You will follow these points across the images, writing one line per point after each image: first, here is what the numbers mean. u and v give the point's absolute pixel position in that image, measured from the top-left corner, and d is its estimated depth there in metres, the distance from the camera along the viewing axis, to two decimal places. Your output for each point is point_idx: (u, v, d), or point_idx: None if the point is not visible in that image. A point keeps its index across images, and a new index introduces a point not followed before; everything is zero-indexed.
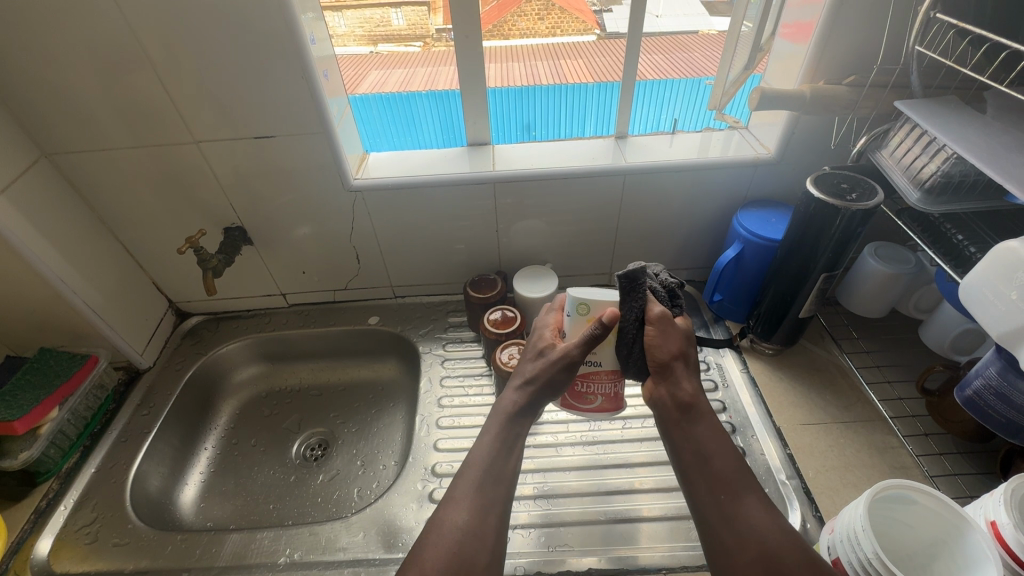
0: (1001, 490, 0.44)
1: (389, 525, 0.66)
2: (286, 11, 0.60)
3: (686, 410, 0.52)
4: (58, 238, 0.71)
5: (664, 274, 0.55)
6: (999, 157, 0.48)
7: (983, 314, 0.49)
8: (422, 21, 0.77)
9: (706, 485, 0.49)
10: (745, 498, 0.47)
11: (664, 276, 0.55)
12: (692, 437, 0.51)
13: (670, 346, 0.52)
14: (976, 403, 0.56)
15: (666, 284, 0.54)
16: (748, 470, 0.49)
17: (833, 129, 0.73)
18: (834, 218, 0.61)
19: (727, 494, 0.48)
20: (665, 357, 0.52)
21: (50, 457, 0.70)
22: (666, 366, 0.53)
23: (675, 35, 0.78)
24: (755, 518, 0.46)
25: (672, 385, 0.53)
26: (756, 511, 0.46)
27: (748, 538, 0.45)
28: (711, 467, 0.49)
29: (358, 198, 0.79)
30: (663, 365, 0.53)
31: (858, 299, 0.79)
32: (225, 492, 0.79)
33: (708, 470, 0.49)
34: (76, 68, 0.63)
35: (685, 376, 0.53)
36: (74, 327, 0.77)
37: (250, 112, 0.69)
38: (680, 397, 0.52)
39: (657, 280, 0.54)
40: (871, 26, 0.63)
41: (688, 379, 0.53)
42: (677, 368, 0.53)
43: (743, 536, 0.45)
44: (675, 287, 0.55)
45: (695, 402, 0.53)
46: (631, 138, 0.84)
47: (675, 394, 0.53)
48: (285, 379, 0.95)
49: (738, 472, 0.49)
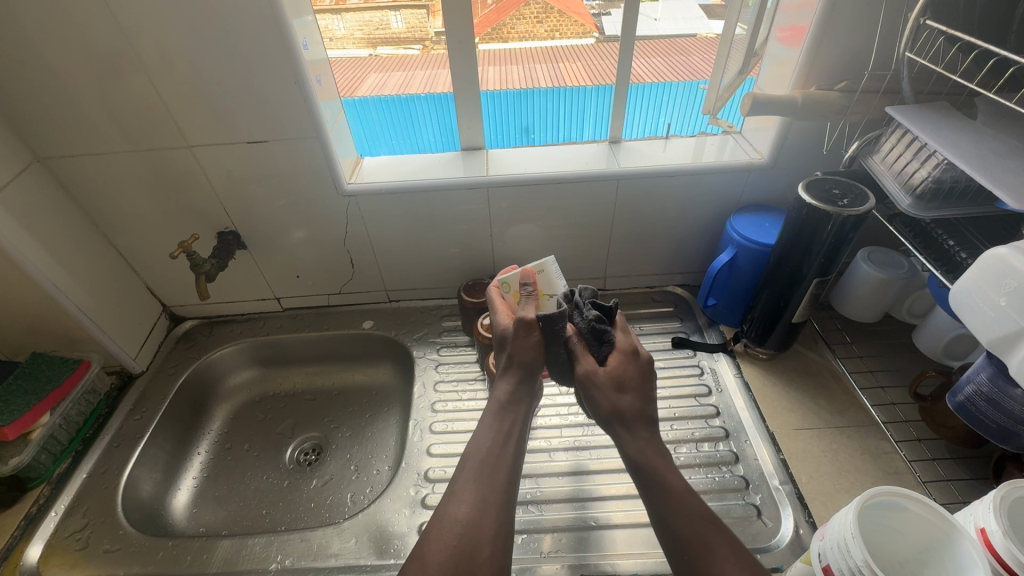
0: (991, 496, 0.44)
1: (382, 531, 0.65)
2: (279, 16, 0.60)
3: (642, 467, 0.50)
4: (51, 243, 0.71)
5: (586, 312, 0.59)
6: (989, 164, 0.48)
7: (973, 321, 0.48)
8: (422, 24, 0.75)
9: (675, 550, 0.46)
10: (713, 554, 0.44)
11: (585, 314, 0.59)
12: (655, 497, 0.49)
13: (606, 400, 0.54)
14: (968, 409, 0.56)
15: (587, 327, 0.58)
16: (711, 523, 0.46)
17: (826, 135, 0.73)
18: (826, 223, 0.61)
19: (693, 554, 0.44)
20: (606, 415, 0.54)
21: (41, 462, 0.70)
22: (610, 423, 0.54)
23: (673, 38, 0.78)
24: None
25: (621, 444, 0.52)
26: (725, 567, 0.43)
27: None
28: (674, 528, 0.46)
29: (351, 202, 0.79)
30: (608, 422, 0.54)
31: (851, 303, 0.79)
32: (218, 497, 0.79)
33: (670, 531, 0.46)
34: (69, 73, 0.63)
35: (631, 430, 0.52)
36: (67, 331, 0.77)
37: (243, 116, 0.69)
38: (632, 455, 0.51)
39: (577, 325, 0.58)
40: (863, 32, 0.64)
41: (636, 436, 0.52)
42: (619, 425, 0.53)
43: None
44: (597, 323, 0.58)
45: (648, 454, 0.51)
46: (625, 143, 0.84)
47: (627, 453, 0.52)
48: (280, 383, 0.95)
49: (702, 527, 0.46)
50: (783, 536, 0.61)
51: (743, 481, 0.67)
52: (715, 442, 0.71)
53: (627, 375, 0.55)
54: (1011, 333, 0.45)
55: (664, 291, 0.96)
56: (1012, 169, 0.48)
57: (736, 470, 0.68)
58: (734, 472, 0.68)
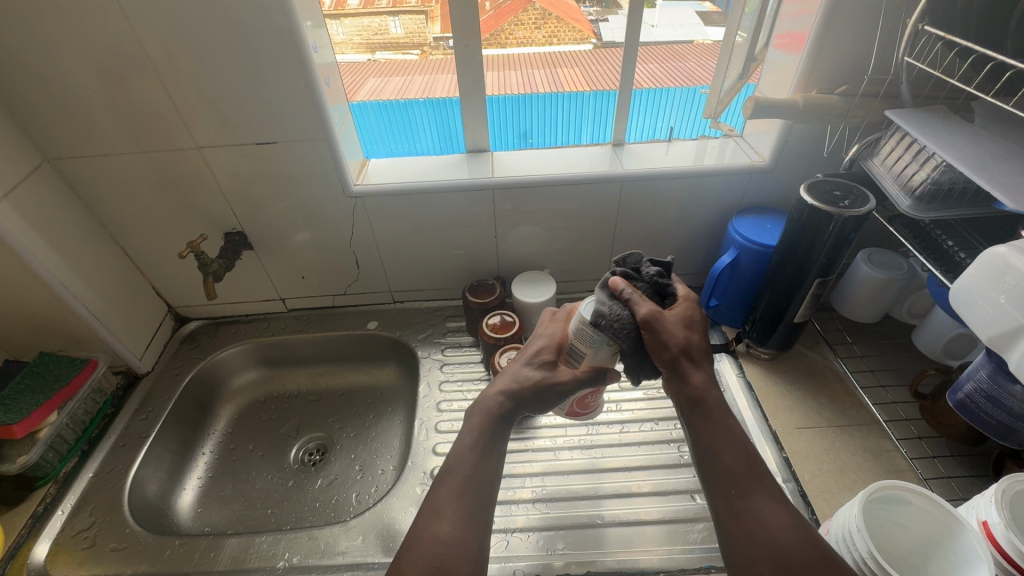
0: (992, 490, 0.45)
1: (389, 528, 0.66)
2: (289, 19, 0.61)
3: (697, 402, 0.49)
4: (59, 242, 0.71)
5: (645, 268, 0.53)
6: (987, 166, 0.50)
7: (973, 318, 0.49)
8: (421, 29, 0.78)
9: (716, 483, 0.47)
10: (756, 494, 0.45)
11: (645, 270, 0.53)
12: (704, 429, 0.49)
13: (678, 338, 0.49)
14: (968, 406, 0.57)
15: (648, 281, 0.52)
16: (758, 462, 0.47)
17: (826, 138, 0.74)
18: (828, 223, 0.62)
19: (736, 489, 0.46)
20: (673, 353, 0.49)
21: (47, 461, 0.70)
22: (675, 362, 0.49)
23: (670, 44, 0.79)
24: (767, 516, 0.44)
25: (679, 380, 0.50)
26: (766, 505, 0.45)
27: (757, 536, 0.44)
28: (719, 463, 0.47)
29: (358, 204, 0.80)
30: (672, 361, 0.49)
31: (851, 304, 0.80)
32: (223, 497, 0.79)
33: (717, 466, 0.47)
34: (81, 74, 0.63)
35: (695, 367, 0.50)
36: (74, 331, 0.77)
37: (251, 117, 0.69)
38: (688, 389, 0.49)
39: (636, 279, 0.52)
40: (861, 37, 0.65)
41: (698, 371, 0.50)
42: (684, 362, 0.49)
43: (753, 535, 0.44)
44: (658, 278, 0.52)
45: (706, 392, 0.49)
46: (628, 145, 0.86)
47: (686, 386, 0.49)
48: (284, 383, 0.95)
49: (749, 466, 0.47)
50: None
51: None
52: None
53: (695, 316, 0.52)
54: (1010, 329, 0.46)
55: None
56: (1008, 170, 0.49)
57: None
58: None
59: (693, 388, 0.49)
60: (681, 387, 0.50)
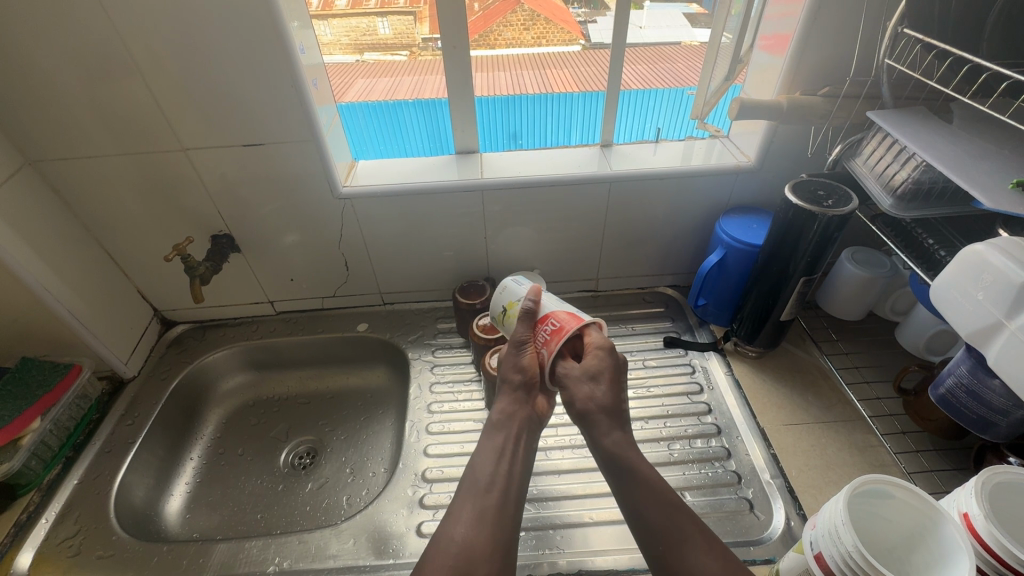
0: (972, 483, 0.46)
1: (380, 531, 0.65)
2: (275, 19, 0.61)
3: (615, 458, 0.51)
4: (42, 246, 0.70)
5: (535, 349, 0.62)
6: (964, 166, 0.51)
7: (954, 314, 0.51)
8: (408, 31, 0.78)
9: (649, 544, 0.47)
10: (686, 544, 0.45)
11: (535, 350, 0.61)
12: (625, 486, 0.50)
13: (579, 394, 0.55)
14: (948, 401, 0.58)
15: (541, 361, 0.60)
16: (678, 512, 0.47)
17: (810, 138, 0.75)
18: (812, 222, 0.63)
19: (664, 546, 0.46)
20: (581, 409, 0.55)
21: (31, 469, 0.69)
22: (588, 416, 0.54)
23: (658, 45, 0.80)
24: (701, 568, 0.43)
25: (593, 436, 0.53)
26: (699, 559, 0.44)
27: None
28: (645, 524, 0.47)
29: (347, 205, 0.80)
30: (582, 414, 0.55)
31: (836, 301, 0.81)
32: (211, 503, 0.78)
33: (643, 526, 0.47)
34: (63, 75, 0.63)
35: (607, 426, 0.53)
36: (58, 336, 0.76)
37: (238, 119, 0.69)
38: (605, 444, 0.52)
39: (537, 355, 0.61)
40: (844, 39, 0.66)
41: (609, 429, 0.53)
42: (597, 418, 0.54)
43: None
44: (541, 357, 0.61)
45: (624, 449, 0.51)
46: (616, 146, 0.86)
47: (601, 445, 0.52)
48: (273, 386, 0.94)
49: (670, 517, 0.47)
50: (774, 529, 0.62)
51: (736, 475, 0.69)
52: (708, 438, 0.73)
53: (603, 368, 0.56)
54: (987, 326, 0.47)
55: (655, 291, 0.98)
56: (985, 169, 0.51)
57: (728, 465, 0.70)
58: (727, 467, 0.70)
59: (608, 445, 0.52)
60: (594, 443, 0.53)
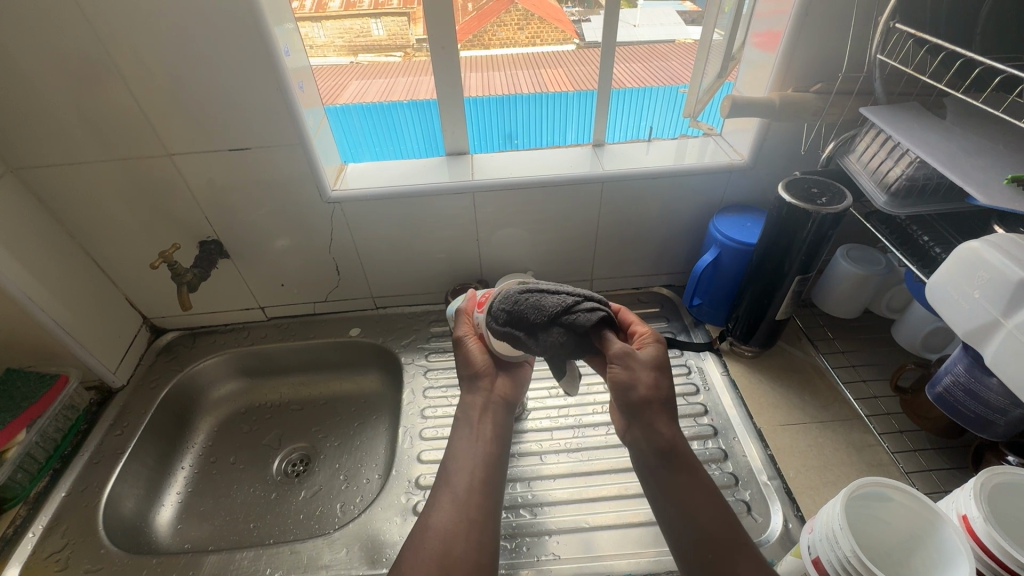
0: (971, 484, 0.46)
1: (373, 540, 0.65)
2: (259, 22, 0.60)
3: (673, 460, 0.49)
4: (26, 255, 0.69)
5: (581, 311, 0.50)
6: (960, 162, 0.50)
7: (950, 313, 0.50)
8: (402, 32, 0.77)
9: (697, 546, 0.46)
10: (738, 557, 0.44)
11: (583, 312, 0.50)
12: (677, 486, 0.48)
13: (642, 382, 0.49)
14: (946, 400, 0.58)
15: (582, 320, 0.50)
16: (737, 525, 0.46)
17: (803, 136, 0.75)
18: (806, 221, 0.63)
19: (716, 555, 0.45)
20: (635, 402, 0.49)
21: (16, 482, 0.68)
22: (640, 410, 0.49)
23: (652, 44, 0.80)
24: None
25: (648, 430, 0.49)
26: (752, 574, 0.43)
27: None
28: (700, 529, 0.46)
29: (336, 209, 0.78)
30: (635, 409, 0.49)
31: (832, 299, 0.80)
32: (203, 512, 0.77)
33: (695, 530, 0.46)
34: (42, 80, 0.61)
35: (665, 420, 0.50)
36: (44, 346, 0.75)
37: (224, 123, 0.68)
38: (663, 441, 0.49)
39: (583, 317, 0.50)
40: (837, 35, 0.65)
41: (665, 423, 0.50)
42: (655, 414, 0.49)
43: None
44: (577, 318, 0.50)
45: (682, 448, 0.49)
46: (609, 145, 0.85)
47: (657, 440, 0.49)
48: (265, 393, 0.93)
49: (726, 529, 0.46)
50: (772, 531, 0.62)
51: (732, 477, 0.68)
52: (704, 439, 0.72)
53: (664, 357, 0.51)
54: (984, 324, 0.46)
55: (650, 291, 0.97)
56: (980, 165, 0.50)
57: (725, 467, 0.69)
58: (724, 468, 0.69)
59: (666, 444, 0.49)
60: (644, 436, 0.50)
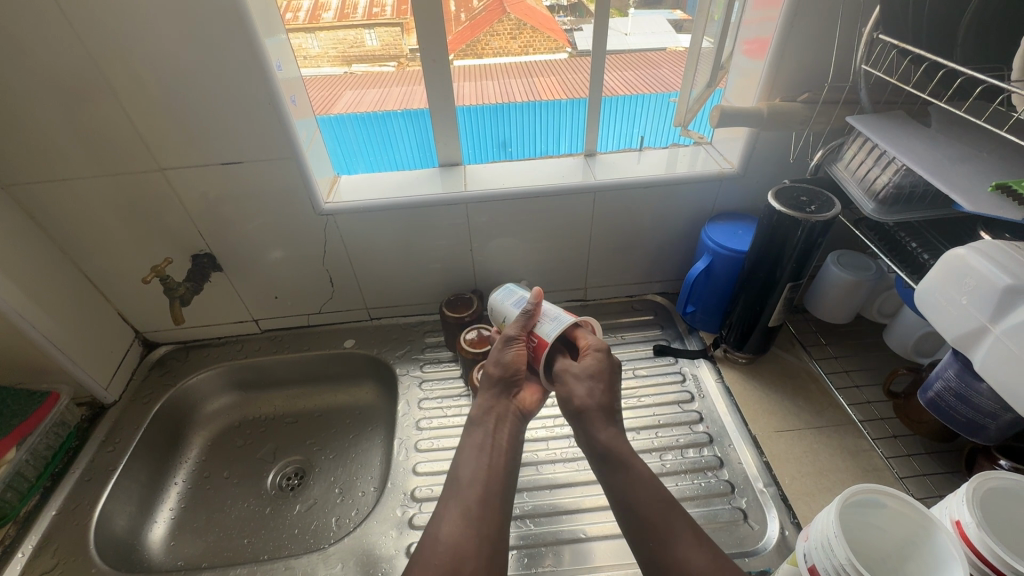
0: (964, 490, 0.46)
1: (368, 554, 0.64)
2: (252, 38, 0.60)
3: (608, 453, 0.52)
4: (16, 272, 0.69)
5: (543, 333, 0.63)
6: (944, 169, 0.51)
7: (938, 319, 0.50)
8: (397, 42, 0.76)
9: (637, 533, 0.48)
10: (674, 540, 0.46)
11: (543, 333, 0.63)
12: (616, 480, 0.51)
13: (577, 393, 0.56)
14: (938, 405, 0.58)
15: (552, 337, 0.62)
16: (670, 500, 0.48)
17: (792, 144, 0.75)
18: (796, 229, 0.63)
19: (654, 538, 0.46)
20: (575, 408, 0.55)
21: (6, 500, 0.67)
22: (579, 413, 0.55)
23: (643, 52, 0.81)
24: (697, 563, 0.44)
25: (588, 432, 0.54)
26: (688, 552, 0.45)
27: None
28: (637, 515, 0.48)
29: (329, 221, 0.79)
30: (577, 414, 0.55)
31: (824, 306, 0.81)
32: (196, 528, 0.76)
33: (633, 516, 0.48)
34: (34, 96, 0.61)
35: (602, 420, 0.54)
36: (34, 362, 0.74)
37: (216, 137, 0.68)
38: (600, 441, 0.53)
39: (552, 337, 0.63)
40: (823, 45, 0.66)
41: (603, 425, 0.54)
42: (591, 415, 0.54)
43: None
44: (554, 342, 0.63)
45: (617, 443, 0.52)
46: (600, 156, 0.86)
47: (596, 440, 0.53)
48: (260, 407, 0.92)
49: (659, 509, 0.48)
50: (769, 539, 0.62)
51: (729, 485, 0.68)
52: (700, 447, 0.72)
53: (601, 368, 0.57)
54: (972, 330, 0.47)
55: (644, 299, 0.97)
56: (965, 173, 0.51)
57: (721, 474, 0.69)
58: (720, 476, 0.69)
59: (603, 441, 0.53)
60: (586, 436, 0.54)
